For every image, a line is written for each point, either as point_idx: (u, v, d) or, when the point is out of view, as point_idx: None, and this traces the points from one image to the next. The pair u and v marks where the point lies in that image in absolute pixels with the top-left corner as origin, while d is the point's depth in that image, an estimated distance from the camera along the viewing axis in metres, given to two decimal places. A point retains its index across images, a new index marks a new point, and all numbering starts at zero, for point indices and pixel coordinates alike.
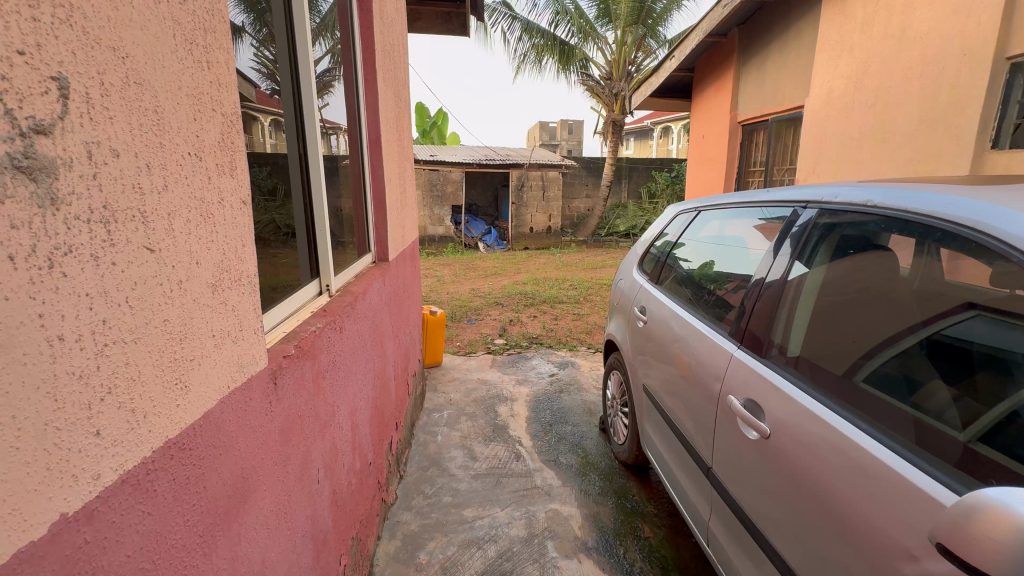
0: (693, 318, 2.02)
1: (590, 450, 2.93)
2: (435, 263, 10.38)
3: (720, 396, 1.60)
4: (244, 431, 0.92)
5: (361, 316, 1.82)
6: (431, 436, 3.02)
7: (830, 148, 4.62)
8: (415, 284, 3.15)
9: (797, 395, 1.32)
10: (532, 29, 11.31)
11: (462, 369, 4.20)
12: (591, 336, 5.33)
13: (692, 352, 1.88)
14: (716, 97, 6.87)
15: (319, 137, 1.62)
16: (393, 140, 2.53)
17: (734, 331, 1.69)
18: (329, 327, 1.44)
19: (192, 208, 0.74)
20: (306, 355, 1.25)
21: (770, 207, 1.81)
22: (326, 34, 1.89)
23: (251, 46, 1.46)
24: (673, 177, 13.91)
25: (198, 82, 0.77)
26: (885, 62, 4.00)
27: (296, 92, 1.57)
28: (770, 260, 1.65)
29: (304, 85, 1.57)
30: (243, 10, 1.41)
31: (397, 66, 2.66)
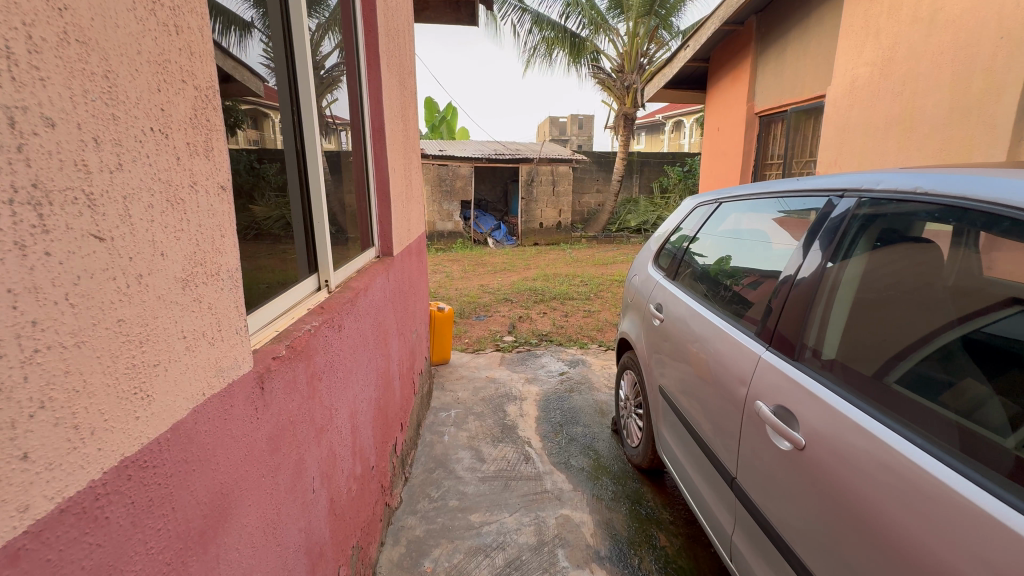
0: (713, 316, 1.90)
1: (602, 453, 2.83)
2: (444, 259, 10.32)
3: (745, 401, 1.47)
4: (226, 442, 0.83)
5: (362, 313, 1.73)
6: (437, 436, 2.93)
7: (854, 139, 4.44)
8: (421, 280, 3.06)
9: (834, 403, 1.19)
10: (542, 21, 11.15)
11: (470, 367, 4.12)
12: (602, 333, 5.21)
13: (712, 352, 1.76)
14: (731, 88, 6.68)
15: (318, 129, 1.52)
16: (398, 130, 2.44)
17: (759, 331, 1.57)
18: (326, 325, 1.35)
19: (155, 191, 0.65)
20: (299, 355, 1.16)
21: (799, 198, 1.67)
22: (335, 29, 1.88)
23: (260, 42, 1.38)
24: (685, 172, 13.70)
25: (163, 48, 0.67)
26: (913, 47, 3.81)
27: (291, 80, 1.47)
28: (801, 255, 1.51)
29: (302, 75, 1.46)
30: (252, 5, 1.32)
31: (402, 52, 2.56)
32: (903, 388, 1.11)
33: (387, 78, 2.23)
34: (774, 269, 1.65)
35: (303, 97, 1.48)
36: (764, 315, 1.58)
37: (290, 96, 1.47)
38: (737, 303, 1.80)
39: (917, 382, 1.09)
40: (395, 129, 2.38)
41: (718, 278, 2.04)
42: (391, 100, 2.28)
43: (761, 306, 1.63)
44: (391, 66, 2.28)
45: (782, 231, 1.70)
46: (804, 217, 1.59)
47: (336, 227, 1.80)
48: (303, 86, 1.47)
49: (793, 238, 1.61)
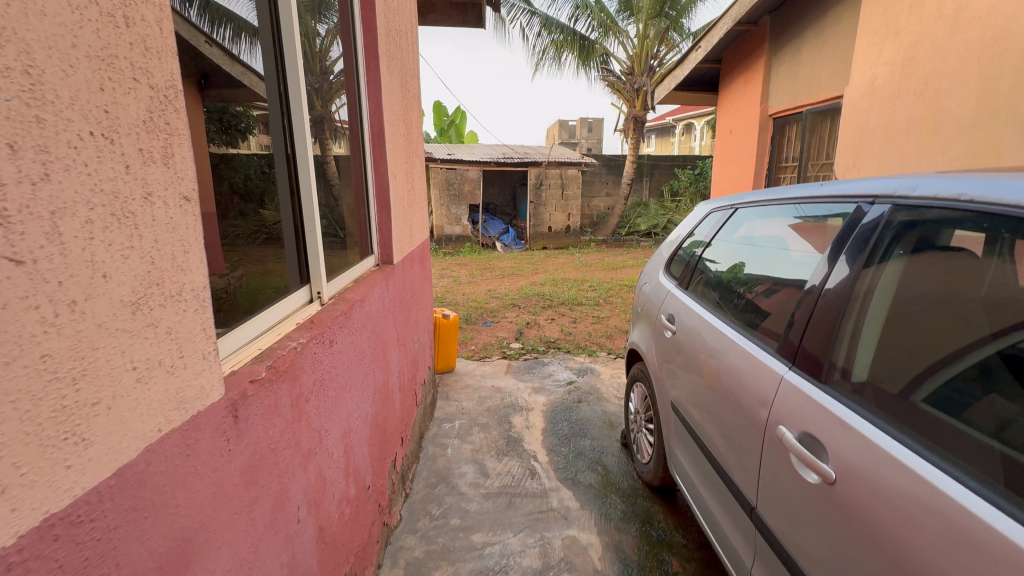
0: (729, 328, 1.77)
1: (610, 468, 2.71)
2: (451, 263, 10.25)
3: (766, 425, 1.35)
4: (189, 482, 0.74)
5: (358, 326, 1.65)
6: (440, 449, 2.84)
7: (873, 141, 4.29)
8: (424, 288, 2.98)
9: (869, 433, 1.07)
10: (551, 24, 11.02)
11: (475, 375, 4.02)
12: (612, 340, 5.09)
13: (728, 368, 1.64)
14: (745, 89, 6.53)
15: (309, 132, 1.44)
16: (399, 133, 2.36)
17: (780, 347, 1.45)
18: (315, 341, 1.27)
19: (96, 204, 0.57)
20: (282, 376, 1.08)
21: (821, 202, 1.54)
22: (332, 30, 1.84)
23: None
24: (696, 175, 13.52)
25: (110, 42, 0.59)
26: (937, 46, 3.66)
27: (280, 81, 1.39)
28: (827, 264, 1.39)
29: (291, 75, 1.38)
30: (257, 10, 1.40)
31: (405, 53, 2.49)
32: (928, 407, 1.04)
33: (387, 80, 2.16)
34: (795, 279, 1.54)
35: (293, 98, 1.40)
36: (785, 329, 1.46)
37: (278, 98, 1.41)
38: (753, 314, 1.69)
39: (948, 401, 1.02)
40: (396, 133, 2.31)
41: (733, 287, 1.92)
42: (391, 103, 2.21)
43: (782, 318, 1.51)
44: (391, 68, 2.21)
45: (800, 238, 1.61)
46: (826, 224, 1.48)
47: (330, 236, 1.73)
48: (292, 86, 1.39)
49: (816, 246, 1.49)
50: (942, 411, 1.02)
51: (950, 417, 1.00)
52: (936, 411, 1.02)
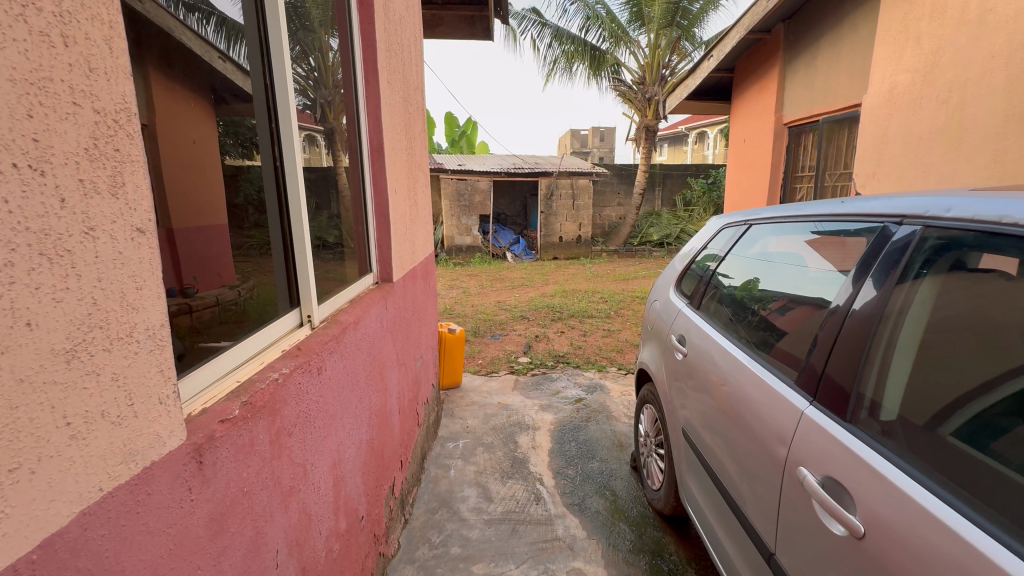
0: (742, 352, 1.66)
1: (619, 493, 2.60)
2: (461, 274, 10.21)
3: (785, 464, 1.24)
4: (138, 544, 0.67)
5: (351, 349, 1.58)
6: (443, 471, 2.75)
7: (893, 151, 4.15)
8: (428, 304, 2.92)
9: (904, 484, 0.94)
10: (563, 35, 11.18)
11: (481, 392, 3.93)
12: (622, 355, 4.97)
13: (741, 397, 1.52)
14: (759, 98, 6.41)
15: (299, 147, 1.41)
16: (401, 148, 2.32)
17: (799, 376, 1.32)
18: (300, 370, 1.20)
19: (17, 244, 0.51)
20: (260, 412, 1.01)
21: (843, 217, 1.44)
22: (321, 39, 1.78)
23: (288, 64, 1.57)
24: (710, 185, 13.36)
25: (43, 64, 0.53)
26: (960, 52, 3.52)
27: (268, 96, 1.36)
28: (852, 283, 1.26)
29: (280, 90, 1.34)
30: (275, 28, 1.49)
31: (407, 66, 2.45)
32: (959, 442, 0.94)
33: (388, 93, 2.11)
34: (812, 297, 1.44)
35: (281, 112, 1.37)
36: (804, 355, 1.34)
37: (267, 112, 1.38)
38: (768, 334, 1.58)
39: (982, 436, 0.92)
40: (398, 148, 2.26)
41: (748, 305, 1.81)
42: (392, 118, 2.16)
43: (802, 341, 1.38)
44: (392, 82, 2.16)
45: (819, 254, 1.50)
46: (847, 239, 1.37)
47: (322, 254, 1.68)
48: (281, 99, 1.37)
49: (835, 262, 1.39)
50: (976, 448, 0.92)
51: (991, 459, 0.89)
52: (972, 448, 0.92)
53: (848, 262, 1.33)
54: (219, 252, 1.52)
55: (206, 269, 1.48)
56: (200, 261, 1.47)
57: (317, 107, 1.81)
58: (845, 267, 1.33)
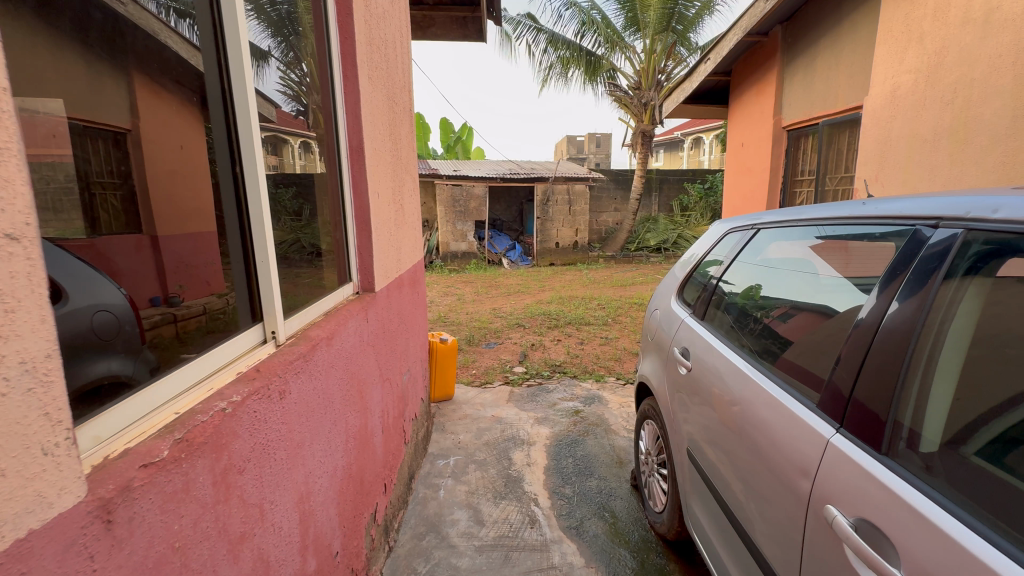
0: (752, 369, 1.50)
1: (619, 514, 2.44)
2: (457, 281, 10.07)
3: (809, 500, 1.08)
4: None
5: (323, 368, 1.43)
6: (432, 491, 2.60)
7: (896, 154, 4.05)
8: (416, 314, 2.79)
9: (963, 538, 0.78)
10: (558, 40, 11.13)
11: (475, 404, 3.77)
12: (621, 364, 4.83)
13: (755, 421, 1.36)
14: (756, 101, 6.33)
15: (259, 147, 1.28)
16: (385, 149, 2.19)
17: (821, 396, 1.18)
18: (257, 395, 1.06)
19: None
20: (199, 450, 0.86)
21: (852, 220, 1.34)
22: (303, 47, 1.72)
23: (279, 70, 1.62)
24: (706, 190, 13.30)
25: None
26: (965, 51, 3.43)
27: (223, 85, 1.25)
28: (886, 292, 1.09)
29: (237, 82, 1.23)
30: (269, 36, 1.54)
31: (392, 63, 2.32)
32: (984, 462, 0.85)
33: (369, 89, 1.97)
34: (819, 306, 1.36)
35: (239, 108, 1.23)
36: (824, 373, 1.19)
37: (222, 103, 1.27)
38: (772, 342, 1.50)
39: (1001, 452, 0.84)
40: (381, 149, 2.12)
41: (748, 311, 1.72)
42: (375, 118, 2.04)
43: (823, 359, 1.23)
44: (374, 79, 2.03)
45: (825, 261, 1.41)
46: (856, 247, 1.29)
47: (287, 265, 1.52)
48: (239, 95, 1.23)
49: (837, 267, 1.34)
50: (1000, 467, 0.83)
51: (1021, 482, 0.80)
52: (996, 468, 0.83)
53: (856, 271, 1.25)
54: (208, 257, 1.36)
55: (194, 276, 1.33)
56: (186, 268, 1.34)
57: (310, 113, 1.78)
58: (854, 275, 1.26)
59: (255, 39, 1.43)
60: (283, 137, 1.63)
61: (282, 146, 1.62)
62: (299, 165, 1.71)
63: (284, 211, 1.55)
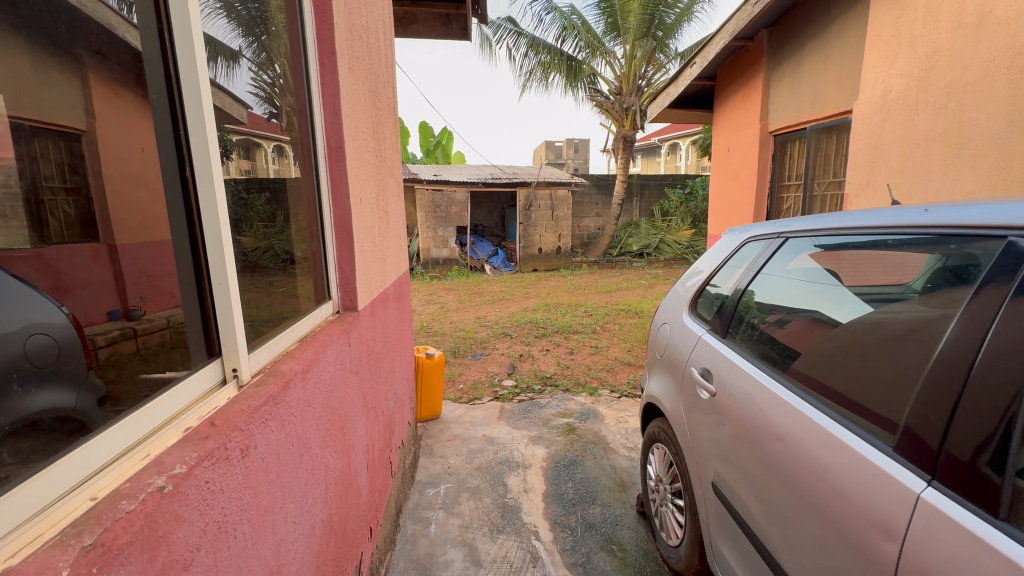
0: (795, 398, 1.33)
1: (627, 547, 2.25)
2: (439, 288, 9.78)
3: (896, 568, 0.91)
4: None
5: (299, 409, 1.19)
6: (421, 527, 2.36)
7: (888, 159, 4.02)
8: (402, 332, 2.55)
9: None
10: (539, 44, 11.03)
11: (464, 423, 3.54)
12: (613, 375, 4.66)
13: (807, 462, 1.19)
14: (742, 106, 6.31)
15: (213, 146, 1.01)
16: (369, 149, 1.97)
17: (848, 411, 1.18)
18: (211, 459, 0.82)
19: None
20: (121, 556, 0.62)
21: (846, 232, 1.45)
22: (279, 41, 1.48)
23: (248, 70, 1.37)
24: (686, 195, 13.43)
25: None
26: (958, 55, 3.39)
27: (166, 67, 0.97)
28: (928, 300, 1.10)
29: (184, 63, 0.96)
30: (240, 34, 1.31)
31: (375, 54, 2.09)
32: None
33: (349, 81, 1.74)
34: (816, 313, 1.46)
35: (188, 97, 0.97)
36: (894, 416, 1.05)
37: (165, 88, 0.98)
38: (770, 348, 1.56)
39: None
40: (364, 151, 1.90)
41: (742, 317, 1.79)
42: (358, 116, 1.82)
43: (870, 378, 1.16)
44: (355, 70, 1.80)
45: (816, 267, 1.54)
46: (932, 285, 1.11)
47: (252, 287, 1.29)
48: (187, 77, 0.97)
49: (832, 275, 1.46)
50: None
51: None
52: None
53: (853, 279, 1.38)
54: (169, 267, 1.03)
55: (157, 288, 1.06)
56: (148, 279, 1.06)
57: (283, 115, 1.55)
58: (852, 283, 1.38)
59: (222, 37, 1.22)
60: (252, 142, 1.41)
61: (255, 150, 1.43)
62: (271, 169, 1.50)
63: (256, 218, 1.36)
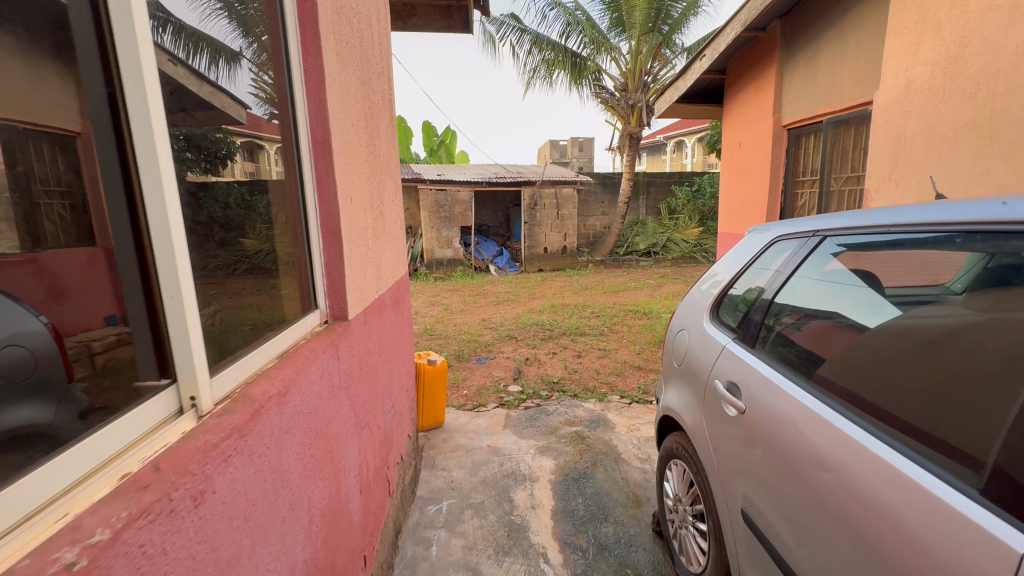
0: (849, 424, 1.14)
1: (643, 571, 2.08)
2: (444, 290, 9.64)
3: None
4: None
5: (275, 438, 1.05)
6: (422, 549, 2.21)
7: (911, 152, 3.82)
8: (401, 340, 2.41)
9: None
10: (543, 41, 10.86)
11: (467, 433, 3.38)
12: (623, 380, 4.48)
13: (860, 495, 1.03)
14: (753, 100, 6.11)
15: (162, 138, 0.84)
16: (362, 145, 1.82)
17: (915, 440, 1.02)
18: (148, 517, 0.67)
19: None
20: None
21: (873, 228, 1.34)
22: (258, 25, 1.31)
23: (250, 71, 1.31)
24: (693, 193, 13.23)
25: None
26: (988, 40, 3.18)
27: (100, 38, 0.78)
28: (972, 303, 1.08)
29: (121, 36, 0.78)
30: (239, 33, 1.25)
31: (367, 42, 1.94)
32: None
33: (336, 69, 1.58)
34: (834, 313, 1.40)
35: (127, 73, 0.79)
36: (940, 430, 0.99)
37: (100, 63, 0.79)
38: (789, 351, 1.47)
39: None
40: (356, 145, 1.75)
41: (757, 320, 1.69)
42: (348, 109, 1.67)
43: (912, 391, 1.08)
44: (344, 57, 1.65)
45: (839, 266, 1.44)
46: None
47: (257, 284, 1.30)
48: (123, 51, 0.78)
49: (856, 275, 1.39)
50: None
51: None
52: None
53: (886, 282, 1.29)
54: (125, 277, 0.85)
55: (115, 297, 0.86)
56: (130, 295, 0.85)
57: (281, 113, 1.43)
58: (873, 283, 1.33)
59: (218, 36, 1.18)
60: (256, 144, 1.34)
61: (260, 151, 1.36)
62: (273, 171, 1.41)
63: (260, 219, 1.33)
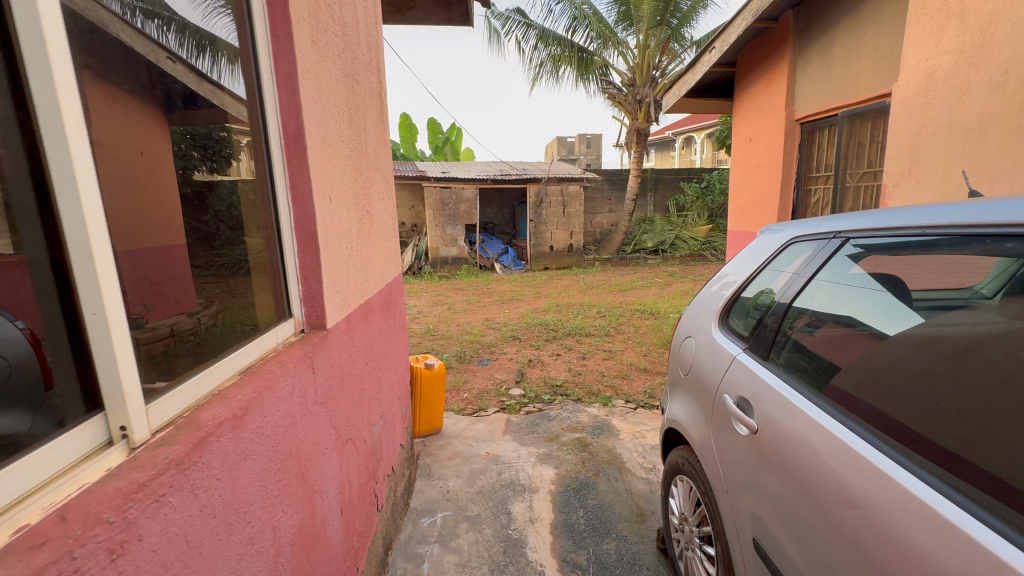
0: (875, 453, 1.00)
1: None
2: (448, 289, 9.53)
3: None
4: None
5: (228, 469, 0.94)
6: (413, 567, 2.10)
7: (933, 146, 3.63)
8: (392, 344, 2.29)
9: None
10: (548, 36, 10.66)
11: (466, 439, 3.27)
12: (628, 383, 4.33)
13: (893, 541, 0.88)
14: (765, 93, 5.92)
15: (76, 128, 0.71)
16: (343, 139, 1.70)
17: (953, 474, 0.88)
18: None
19: None
20: None
21: (897, 230, 1.20)
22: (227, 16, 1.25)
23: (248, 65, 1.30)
24: (702, 189, 13.00)
25: None
26: (1016, 26, 2.99)
27: None
28: (1006, 309, 0.96)
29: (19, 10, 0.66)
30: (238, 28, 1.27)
31: (351, 31, 1.81)
32: None
33: (312, 56, 1.46)
34: (848, 317, 1.28)
35: (32, 56, 0.67)
36: (969, 453, 0.88)
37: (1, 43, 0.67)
38: (800, 358, 1.35)
39: None
40: (336, 139, 1.63)
41: (771, 325, 1.54)
42: (326, 100, 1.55)
43: (950, 416, 0.94)
44: (321, 45, 1.53)
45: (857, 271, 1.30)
46: None
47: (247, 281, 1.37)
48: (23, 27, 0.66)
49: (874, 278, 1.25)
50: None
51: None
52: None
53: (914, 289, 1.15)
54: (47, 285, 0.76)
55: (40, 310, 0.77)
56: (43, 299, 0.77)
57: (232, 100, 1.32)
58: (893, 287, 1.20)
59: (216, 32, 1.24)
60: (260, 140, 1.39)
61: None
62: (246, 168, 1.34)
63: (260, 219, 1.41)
